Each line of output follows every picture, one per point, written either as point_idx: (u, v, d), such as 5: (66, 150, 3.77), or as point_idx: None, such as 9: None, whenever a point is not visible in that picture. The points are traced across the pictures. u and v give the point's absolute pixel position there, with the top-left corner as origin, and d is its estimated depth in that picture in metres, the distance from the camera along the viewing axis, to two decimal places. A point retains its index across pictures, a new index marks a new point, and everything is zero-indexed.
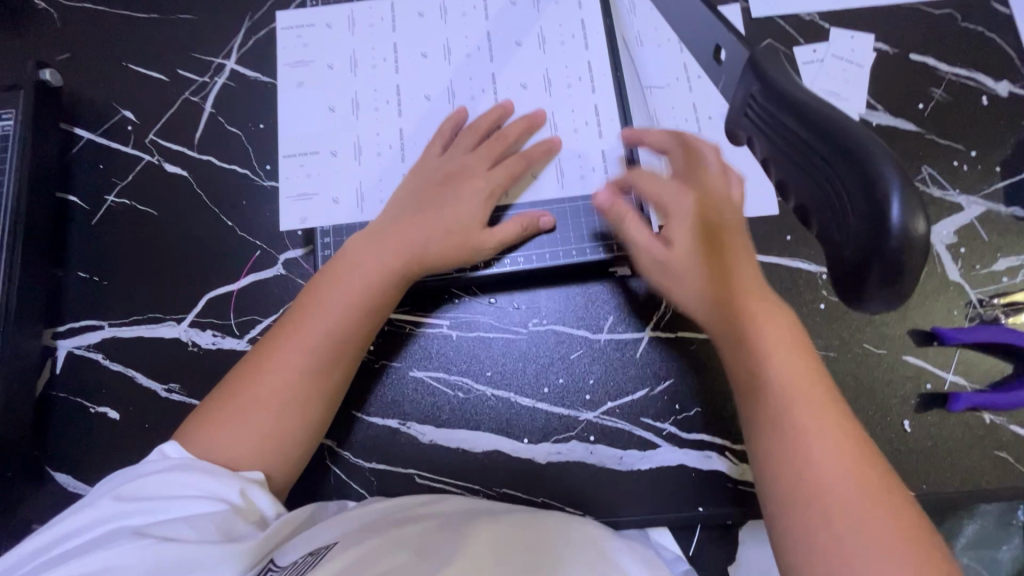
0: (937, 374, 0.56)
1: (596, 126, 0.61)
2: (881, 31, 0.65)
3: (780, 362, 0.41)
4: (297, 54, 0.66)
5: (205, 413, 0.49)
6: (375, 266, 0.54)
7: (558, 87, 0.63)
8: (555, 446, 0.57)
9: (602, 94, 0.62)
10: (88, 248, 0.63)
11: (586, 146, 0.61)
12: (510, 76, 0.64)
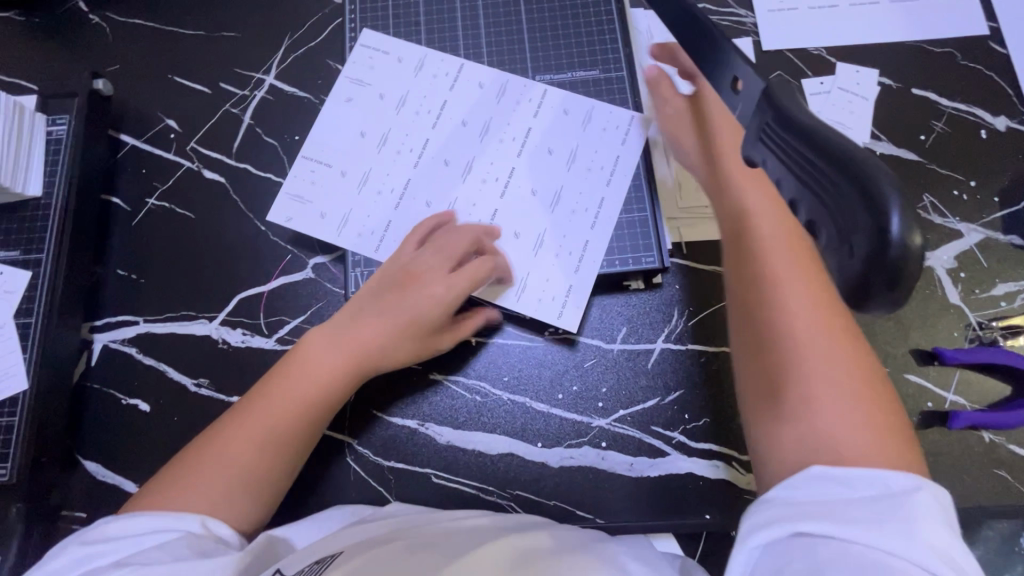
0: (938, 393, 0.58)
1: (574, 262, 0.60)
2: (885, 67, 0.69)
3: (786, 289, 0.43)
4: (360, 72, 0.66)
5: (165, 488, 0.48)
6: (330, 361, 0.55)
7: (562, 206, 0.61)
8: (567, 450, 0.59)
9: (598, 240, 0.60)
10: (127, 247, 0.66)
11: (558, 286, 0.59)
12: (521, 182, 0.62)
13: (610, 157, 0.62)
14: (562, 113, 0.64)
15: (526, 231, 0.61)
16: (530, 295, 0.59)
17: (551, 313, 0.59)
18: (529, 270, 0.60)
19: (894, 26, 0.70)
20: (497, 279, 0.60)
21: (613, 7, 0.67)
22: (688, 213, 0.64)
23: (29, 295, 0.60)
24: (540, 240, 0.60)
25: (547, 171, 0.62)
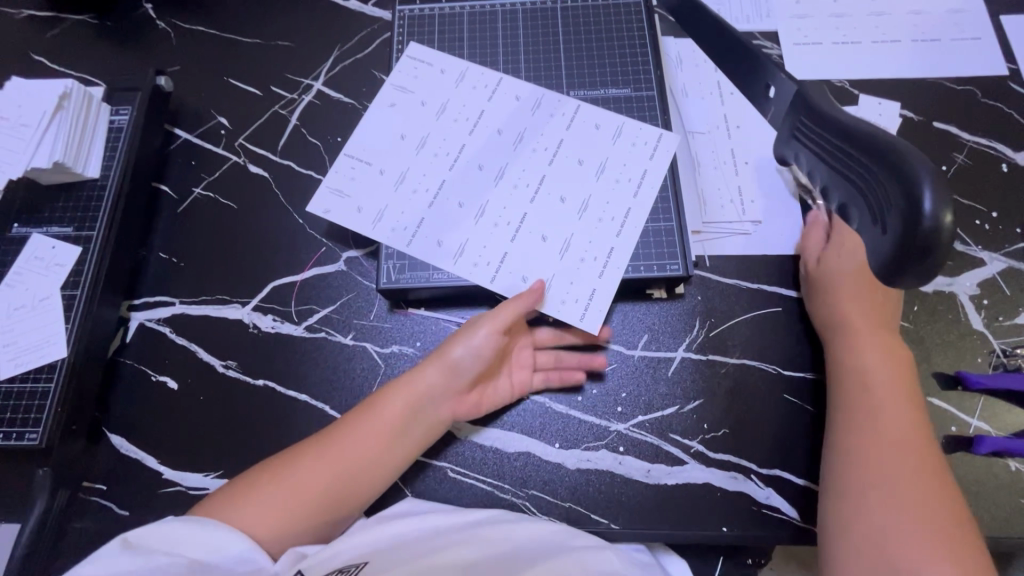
0: (962, 418, 0.58)
1: (599, 268, 0.61)
2: (907, 100, 0.72)
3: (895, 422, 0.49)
4: (405, 81, 0.70)
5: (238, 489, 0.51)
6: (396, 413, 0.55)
7: (590, 213, 0.63)
8: (584, 453, 0.59)
9: (624, 247, 0.61)
10: (171, 232, 0.70)
11: (582, 290, 0.60)
12: (553, 191, 0.64)
13: (637, 171, 0.64)
14: (593, 130, 0.67)
15: (554, 239, 0.62)
16: (556, 297, 0.60)
17: (575, 315, 0.59)
18: (555, 272, 0.61)
19: (915, 63, 0.73)
20: (522, 279, 0.61)
21: (646, 31, 0.71)
22: (712, 228, 0.66)
23: (77, 269, 0.63)
24: (566, 245, 0.62)
25: (577, 182, 0.65)
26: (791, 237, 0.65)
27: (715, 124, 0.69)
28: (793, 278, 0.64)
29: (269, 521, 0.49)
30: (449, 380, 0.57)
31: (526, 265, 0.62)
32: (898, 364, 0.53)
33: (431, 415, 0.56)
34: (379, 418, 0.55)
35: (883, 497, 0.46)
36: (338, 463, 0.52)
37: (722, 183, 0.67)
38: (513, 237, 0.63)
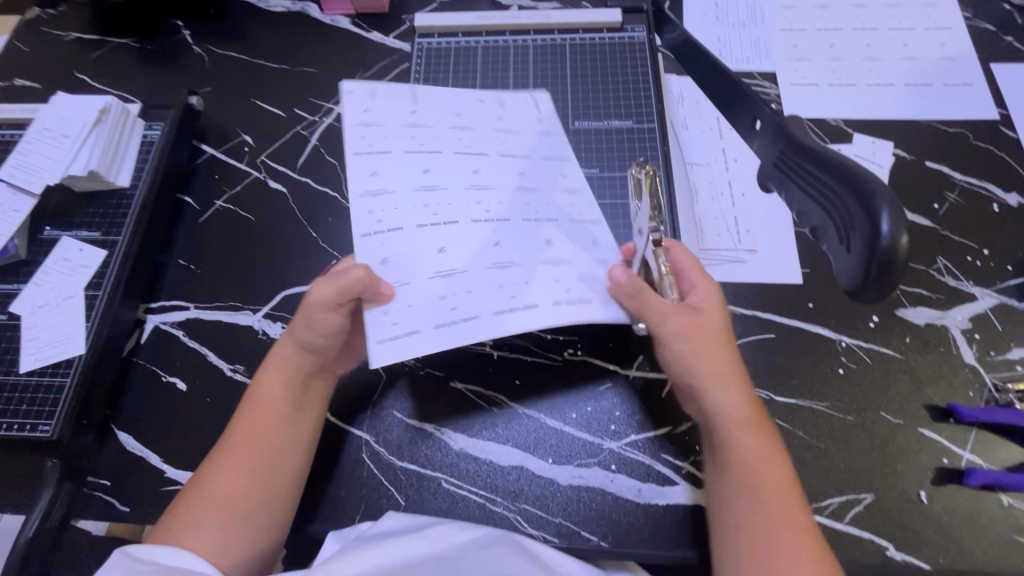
0: (953, 450, 0.58)
1: (447, 318, 0.55)
2: (900, 140, 0.75)
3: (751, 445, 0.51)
4: (512, 100, 0.68)
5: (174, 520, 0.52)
6: (274, 411, 0.56)
7: (485, 283, 0.57)
8: (576, 469, 0.60)
9: (486, 326, 0.55)
10: (191, 240, 0.73)
11: (409, 322, 0.54)
12: (480, 237, 0.59)
13: (587, 293, 0.58)
14: (595, 233, 0.61)
15: (439, 257, 0.57)
16: (388, 307, 0.55)
17: (376, 334, 0.53)
18: (410, 288, 0.56)
19: (908, 106, 0.76)
20: (384, 262, 0.56)
21: (650, 68, 0.75)
22: (708, 254, 0.68)
23: (100, 272, 0.66)
24: (449, 275, 0.57)
25: (515, 251, 0.59)
26: (785, 266, 0.67)
27: (714, 157, 0.73)
28: (786, 306, 0.65)
29: (209, 541, 0.51)
30: (297, 355, 0.58)
31: (404, 264, 0.56)
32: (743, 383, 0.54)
33: (301, 410, 0.57)
34: (264, 411, 0.56)
35: (757, 541, 0.48)
36: (244, 468, 0.54)
37: (719, 213, 0.70)
38: (425, 247, 0.57)
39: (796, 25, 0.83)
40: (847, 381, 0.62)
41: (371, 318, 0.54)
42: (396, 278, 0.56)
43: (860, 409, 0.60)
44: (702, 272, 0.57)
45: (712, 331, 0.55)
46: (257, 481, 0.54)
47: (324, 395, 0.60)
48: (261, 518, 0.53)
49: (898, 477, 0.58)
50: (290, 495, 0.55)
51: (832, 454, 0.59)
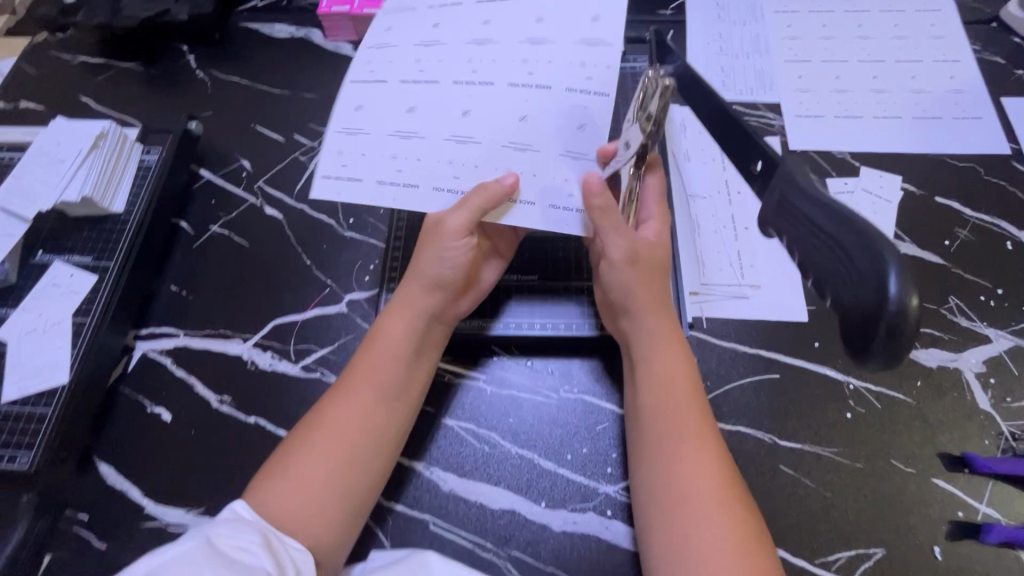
0: (970, 503, 0.55)
1: (390, 180, 0.54)
2: (907, 174, 0.73)
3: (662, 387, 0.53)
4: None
5: (277, 468, 0.51)
6: (394, 353, 0.56)
7: (427, 194, 0.55)
8: (570, 515, 0.57)
9: (422, 199, 0.55)
10: (184, 266, 0.72)
11: (355, 168, 0.55)
12: (436, 147, 0.55)
13: (552, 150, 0.54)
14: (579, 140, 0.54)
15: (387, 155, 0.55)
16: (342, 143, 0.55)
17: (323, 169, 0.55)
18: (369, 132, 0.55)
19: (916, 139, 0.75)
20: (355, 109, 0.56)
21: None
22: (710, 290, 0.66)
23: (90, 297, 0.65)
24: (405, 136, 0.55)
25: (467, 164, 0.55)
26: (790, 303, 0.65)
27: (716, 189, 0.71)
28: (791, 344, 0.63)
29: (318, 491, 0.50)
30: (423, 295, 0.58)
31: (372, 105, 0.56)
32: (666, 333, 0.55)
33: (418, 355, 0.58)
34: (379, 351, 0.56)
35: (663, 449, 0.50)
36: (355, 404, 0.53)
37: (722, 247, 0.68)
38: (407, 67, 0.57)
39: (801, 56, 0.82)
40: (855, 426, 0.59)
41: (331, 137, 0.55)
42: (360, 117, 0.56)
43: (869, 456, 0.58)
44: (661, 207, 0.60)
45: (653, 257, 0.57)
46: (372, 426, 0.53)
47: (437, 341, 0.60)
48: (368, 471, 0.53)
49: (910, 531, 0.55)
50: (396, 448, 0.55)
51: (840, 505, 0.56)
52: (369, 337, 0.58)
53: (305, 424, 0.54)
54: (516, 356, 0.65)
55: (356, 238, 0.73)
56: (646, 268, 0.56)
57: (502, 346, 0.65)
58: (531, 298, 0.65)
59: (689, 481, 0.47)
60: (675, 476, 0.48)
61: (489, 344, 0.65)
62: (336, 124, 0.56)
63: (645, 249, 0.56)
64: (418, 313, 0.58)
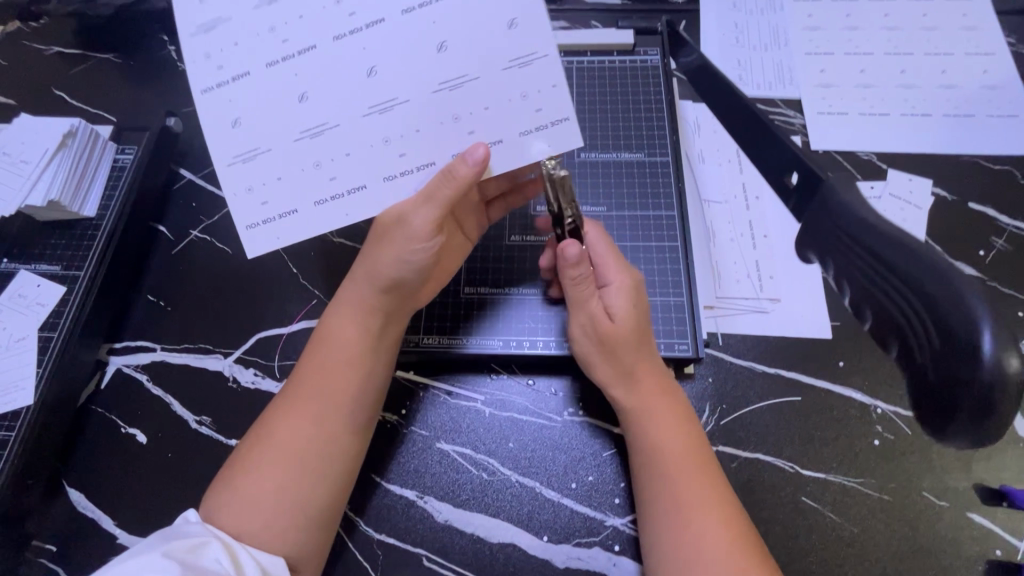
0: (1008, 540, 0.51)
1: (327, 195, 0.46)
2: (939, 178, 0.68)
3: (670, 454, 0.49)
4: None
5: (225, 484, 0.46)
6: (345, 352, 0.51)
7: (377, 188, 0.46)
8: (575, 549, 0.53)
9: (373, 197, 0.47)
10: (162, 274, 0.67)
11: (282, 200, 0.46)
12: (356, 131, 0.45)
13: (500, 133, 0.46)
14: (529, 118, 0.45)
15: (308, 164, 0.45)
16: (245, 173, 0.46)
17: (244, 218, 0.46)
18: (268, 147, 0.45)
19: (947, 139, 0.70)
20: (234, 123, 0.45)
21: (663, 94, 0.69)
22: (726, 303, 0.61)
23: (58, 310, 0.61)
24: (317, 132, 0.45)
25: (403, 134, 0.45)
26: (813, 318, 0.60)
27: (733, 194, 0.66)
28: (814, 363, 0.58)
29: (265, 507, 0.45)
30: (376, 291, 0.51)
31: (254, 112, 0.44)
32: (666, 405, 0.51)
33: (374, 350, 0.52)
34: (330, 354, 0.51)
35: (678, 523, 0.46)
36: (308, 411, 0.48)
37: (739, 257, 0.63)
38: (265, 42, 0.43)
39: (824, 48, 0.77)
40: (884, 454, 0.54)
41: (224, 173, 0.46)
42: (244, 136, 0.45)
43: (899, 488, 0.53)
44: (618, 262, 0.54)
45: (622, 340, 0.51)
46: (327, 433, 0.48)
47: (397, 336, 0.54)
48: (324, 480, 0.48)
49: (944, 572, 0.50)
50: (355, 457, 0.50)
51: (868, 542, 0.51)
52: (316, 339, 0.52)
53: (253, 433, 0.49)
54: (517, 374, 0.60)
55: (346, 245, 0.68)
56: (611, 352, 0.52)
57: (502, 364, 0.60)
58: (534, 311, 0.61)
59: (705, 558, 0.44)
60: (693, 552, 0.44)
61: (488, 361, 0.60)
62: (222, 155, 0.45)
63: (606, 332, 0.51)
64: (374, 311, 0.51)
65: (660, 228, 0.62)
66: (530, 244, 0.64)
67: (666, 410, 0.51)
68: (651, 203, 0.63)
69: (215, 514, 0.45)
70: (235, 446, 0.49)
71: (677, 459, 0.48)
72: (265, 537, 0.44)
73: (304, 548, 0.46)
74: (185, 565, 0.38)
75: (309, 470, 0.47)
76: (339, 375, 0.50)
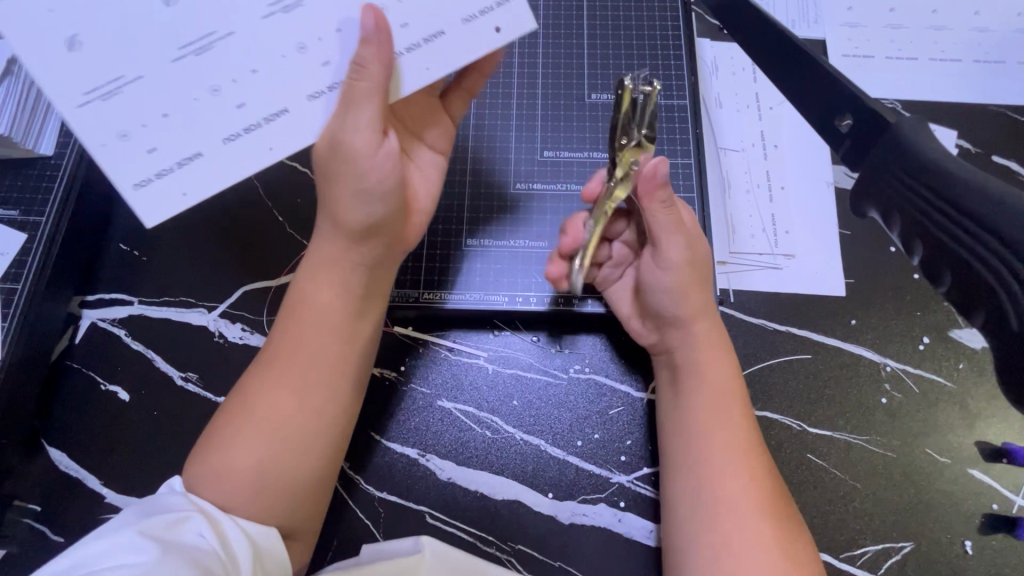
0: (1005, 494, 0.52)
1: (238, 128, 0.40)
2: (966, 129, 0.64)
3: (721, 396, 0.48)
4: None
5: (202, 448, 0.44)
6: (313, 310, 0.47)
7: (301, 108, 0.41)
8: (580, 506, 0.53)
9: (298, 123, 0.41)
10: (134, 221, 0.62)
11: (178, 144, 0.40)
12: (251, 43, 0.39)
13: (439, 24, 0.41)
14: (464, 4, 0.41)
15: (204, 90, 0.39)
16: (108, 114, 0.38)
17: (131, 175, 0.39)
18: (140, 74, 0.38)
19: (976, 87, 0.66)
20: (72, 44, 0.37)
21: (681, 31, 0.63)
22: (740, 259, 0.59)
23: (18, 260, 0.55)
24: (203, 46, 0.38)
25: (319, 37, 0.40)
26: (827, 276, 0.58)
27: (751, 142, 0.62)
28: (827, 322, 0.57)
29: (238, 474, 0.42)
30: (348, 246, 0.46)
31: (93, 21, 0.37)
32: (715, 349, 0.50)
33: (340, 308, 0.47)
34: (302, 318, 0.47)
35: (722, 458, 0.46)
36: (289, 382, 0.45)
37: (754, 210, 0.60)
38: None
39: None
40: (892, 412, 0.54)
41: (80, 119, 0.38)
42: (90, 61, 0.37)
43: (902, 446, 0.53)
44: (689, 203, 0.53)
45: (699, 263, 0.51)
46: (295, 398, 0.45)
47: (381, 296, 0.50)
48: (302, 445, 0.45)
49: (940, 525, 0.51)
50: (335, 423, 0.47)
51: (869, 496, 0.52)
52: (289, 305, 0.48)
53: (228, 401, 0.46)
54: (521, 331, 0.57)
55: None
56: (688, 283, 0.51)
57: (505, 320, 0.58)
58: (481, 263, 0.58)
59: (741, 491, 0.44)
60: (729, 484, 0.45)
61: (491, 317, 0.57)
62: (77, 95, 0.38)
63: (686, 259, 0.51)
64: (340, 266, 0.47)
65: (675, 177, 0.59)
66: (536, 193, 0.59)
67: (721, 352, 0.50)
68: (666, 150, 0.59)
69: (196, 476, 0.43)
70: (215, 415, 0.46)
71: (727, 402, 0.48)
72: (242, 501, 0.42)
73: (299, 514, 0.45)
74: (165, 547, 0.37)
75: (287, 435, 0.44)
76: (308, 336, 0.46)
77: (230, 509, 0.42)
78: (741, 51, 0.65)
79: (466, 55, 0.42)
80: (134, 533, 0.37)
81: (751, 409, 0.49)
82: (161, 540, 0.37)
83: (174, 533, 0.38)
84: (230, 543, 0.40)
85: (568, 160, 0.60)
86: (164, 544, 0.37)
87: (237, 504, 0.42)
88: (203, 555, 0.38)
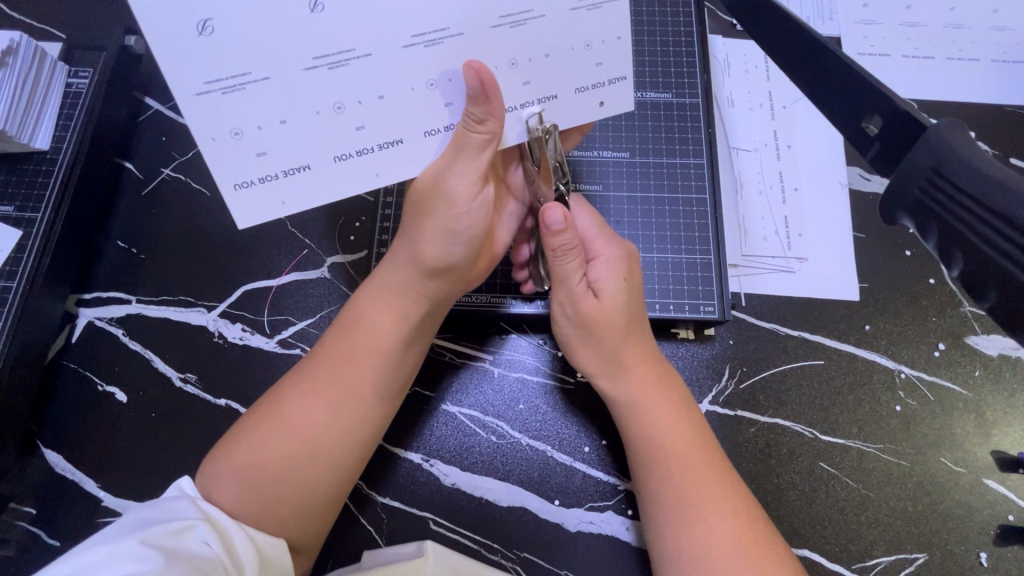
0: (1021, 505, 0.51)
1: (351, 149, 0.39)
2: (983, 130, 0.63)
3: (691, 453, 0.45)
4: None
5: (228, 450, 0.43)
6: (368, 329, 0.46)
7: (416, 142, 0.41)
8: (587, 514, 0.52)
9: (409, 154, 0.41)
10: (133, 218, 0.61)
11: (287, 153, 0.39)
12: (391, 68, 0.37)
13: (554, 88, 0.41)
14: (587, 73, 0.41)
15: (327, 107, 0.37)
16: (225, 110, 0.36)
17: (232, 175, 0.38)
18: (266, 76, 0.35)
19: (994, 88, 0.64)
20: (201, 29, 0.33)
21: (693, 28, 0.62)
22: (752, 262, 0.57)
23: (14, 258, 0.54)
24: (338, 62, 0.36)
25: (450, 78, 0.39)
26: (841, 280, 0.57)
27: (763, 142, 0.61)
28: (839, 327, 0.55)
29: (266, 486, 0.42)
30: (410, 271, 0.46)
31: (231, 10, 0.32)
32: (677, 409, 0.47)
33: (394, 331, 0.46)
34: (357, 337, 0.46)
35: (689, 519, 0.42)
36: (328, 399, 0.44)
37: (767, 211, 0.59)
38: None
39: None
40: (906, 420, 0.53)
41: (194, 107, 0.35)
42: (211, 53, 0.34)
43: (917, 455, 0.52)
44: (606, 240, 0.49)
45: (610, 324, 0.47)
46: (340, 420, 0.44)
47: (433, 325, 0.50)
48: (330, 468, 0.43)
49: (954, 536, 0.50)
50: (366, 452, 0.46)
51: (882, 506, 0.51)
52: (344, 318, 0.47)
53: (260, 406, 0.45)
54: (527, 334, 0.56)
55: None
56: (598, 338, 0.48)
57: (511, 323, 0.56)
58: None
59: (716, 553, 0.41)
60: (701, 545, 0.41)
61: (497, 320, 0.56)
62: (191, 82, 0.34)
63: (594, 312, 0.47)
64: (405, 290, 0.46)
65: (686, 178, 0.57)
66: None
67: (680, 411, 0.47)
68: (678, 150, 0.58)
69: (217, 480, 0.42)
70: (244, 414, 0.45)
71: (700, 459, 0.45)
72: (259, 513, 0.41)
73: (312, 529, 0.44)
74: (170, 555, 0.36)
75: (318, 455, 0.43)
76: (362, 355, 0.45)
77: (241, 519, 0.41)
78: (755, 48, 0.64)
79: (565, 119, 0.43)
80: (140, 541, 0.36)
81: (728, 467, 0.45)
82: (164, 548, 0.36)
83: (179, 539, 0.37)
84: (236, 552, 0.39)
85: (579, 159, 0.58)
86: (169, 552, 0.36)
87: (250, 514, 0.41)
88: (208, 565, 0.37)
